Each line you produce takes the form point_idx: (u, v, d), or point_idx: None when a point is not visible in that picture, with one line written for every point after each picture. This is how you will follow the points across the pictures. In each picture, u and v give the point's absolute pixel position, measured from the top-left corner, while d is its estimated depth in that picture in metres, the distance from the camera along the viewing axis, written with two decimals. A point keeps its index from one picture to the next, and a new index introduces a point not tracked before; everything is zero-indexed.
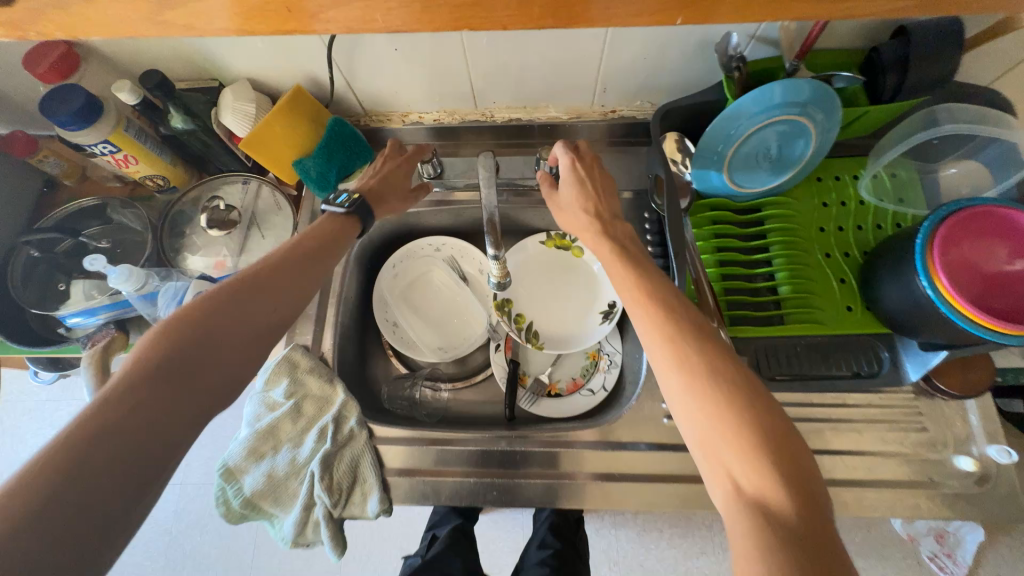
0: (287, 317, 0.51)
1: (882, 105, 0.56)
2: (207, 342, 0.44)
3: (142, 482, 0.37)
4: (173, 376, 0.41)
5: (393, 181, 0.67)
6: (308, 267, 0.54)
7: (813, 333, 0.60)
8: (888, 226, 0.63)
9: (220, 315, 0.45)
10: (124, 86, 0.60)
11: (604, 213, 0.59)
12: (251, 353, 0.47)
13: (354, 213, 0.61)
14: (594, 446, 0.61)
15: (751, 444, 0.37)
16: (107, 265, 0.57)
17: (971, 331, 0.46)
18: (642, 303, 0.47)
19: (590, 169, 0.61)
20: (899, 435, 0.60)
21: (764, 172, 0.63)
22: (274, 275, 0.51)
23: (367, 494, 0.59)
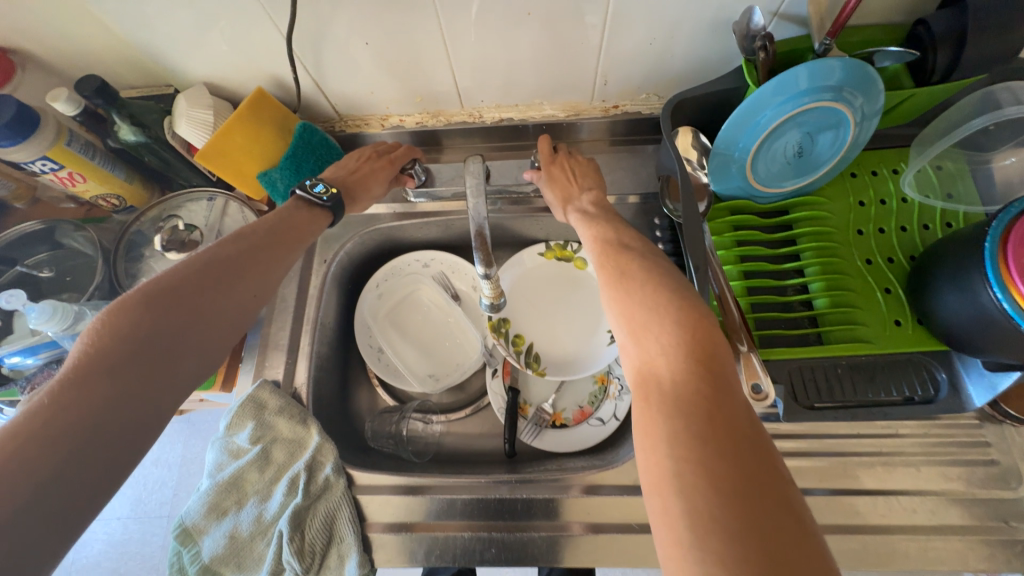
0: (264, 297, 0.48)
1: (928, 88, 0.49)
2: (172, 331, 0.40)
3: (99, 473, 0.34)
4: (132, 364, 0.37)
5: (374, 178, 0.61)
6: (282, 241, 0.50)
7: (859, 353, 0.50)
8: (937, 226, 0.54)
9: (187, 303, 0.42)
10: (60, 95, 0.53)
11: (575, 194, 0.58)
12: (221, 342, 0.44)
13: (328, 208, 0.55)
14: (608, 491, 0.53)
15: (679, 370, 0.34)
16: (27, 303, 0.50)
17: None
18: (611, 257, 0.46)
19: (567, 161, 0.61)
20: (962, 470, 0.51)
21: (793, 171, 0.55)
22: (248, 259, 0.47)
23: (345, 557, 0.51)
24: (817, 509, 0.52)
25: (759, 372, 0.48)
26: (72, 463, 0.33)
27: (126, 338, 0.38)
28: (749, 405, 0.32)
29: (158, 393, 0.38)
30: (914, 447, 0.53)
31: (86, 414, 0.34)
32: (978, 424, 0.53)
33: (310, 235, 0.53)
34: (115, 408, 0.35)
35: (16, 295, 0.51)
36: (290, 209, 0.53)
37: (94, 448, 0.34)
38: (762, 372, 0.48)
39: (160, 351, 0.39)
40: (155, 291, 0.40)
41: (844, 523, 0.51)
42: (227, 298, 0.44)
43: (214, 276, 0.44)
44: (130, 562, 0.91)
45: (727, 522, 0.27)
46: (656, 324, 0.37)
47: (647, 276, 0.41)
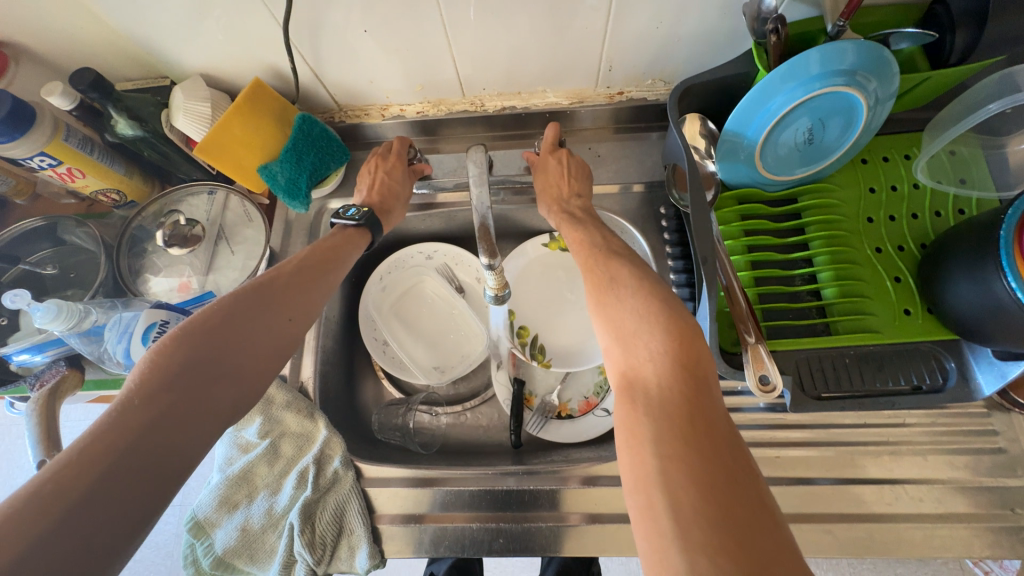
0: (304, 325, 0.47)
1: (944, 70, 0.48)
2: (210, 358, 0.39)
3: (135, 504, 0.32)
4: (171, 394, 0.36)
5: (394, 184, 0.61)
6: (324, 271, 0.50)
7: (867, 343, 0.50)
8: (949, 214, 0.53)
9: (227, 329, 0.41)
10: (55, 89, 0.52)
11: (565, 194, 0.58)
12: (261, 371, 0.42)
13: (364, 226, 0.56)
14: (613, 482, 0.53)
15: (660, 373, 0.34)
16: (32, 302, 0.48)
17: None
18: (593, 262, 0.47)
19: (560, 159, 0.59)
20: (969, 459, 0.51)
21: (802, 160, 0.54)
22: (287, 286, 0.46)
23: (355, 548, 0.51)
24: (823, 497, 0.52)
25: (766, 362, 0.47)
26: (103, 489, 0.31)
27: (169, 368, 0.37)
28: (724, 407, 0.32)
29: (196, 421, 0.37)
30: (921, 435, 0.53)
31: (120, 441, 0.33)
32: (987, 412, 0.53)
33: (347, 258, 0.53)
34: (151, 436, 0.34)
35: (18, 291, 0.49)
36: (333, 235, 0.54)
37: (128, 477, 0.32)
38: (771, 364, 0.47)
39: (196, 377, 0.38)
40: (205, 321, 0.40)
41: (849, 511, 0.51)
42: (264, 327, 0.43)
43: (253, 303, 0.43)
44: (144, 549, 0.94)
45: (709, 518, 0.27)
46: (644, 330, 0.37)
47: (636, 283, 0.41)
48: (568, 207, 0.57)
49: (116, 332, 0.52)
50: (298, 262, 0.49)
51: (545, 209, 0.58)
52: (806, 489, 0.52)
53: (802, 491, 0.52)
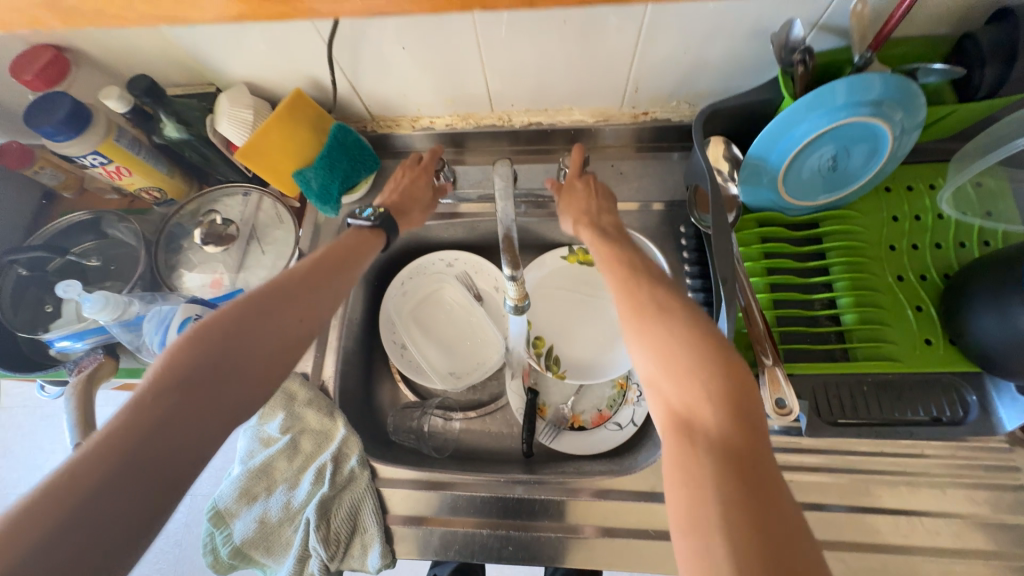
0: (316, 326, 0.47)
1: (970, 104, 0.48)
2: (226, 358, 0.40)
3: (153, 500, 0.34)
4: (188, 394, 0.38)
5: (414, 188, 0.63)
6: (337, 273, 0.51)
7: (886, 371, 0.50)
8: (973, 244, 0.53)
9: (242, 330, 0.42)
10: (112, 93, 0.55)
11: (595, 211, 0.59)
12: (274, 370, 0.43)
13: (378, 227, 0.57)
14: (623, 496, 0.54)
15: (711, 415, 0.35)
16: (82, 292, 0.51)
17: None
18: (621, 286, 0.47)
19: (587, 182, 0.61)
20: (989, 494, 0.51)
21: (826, 185, 0.54)
22: (299, 288, 0.47)
23: (368, 546, 0.53)
24: (835, 525, 0.51)
25: (782, 385, 0.48)
26: (120, 482, 0.33)
27: (189, 368, 0.39)
28: (774, 456, 0.33)
29: (209, 420, 0.38)
30: (939, 467, 0.52)
31: (141, 438, 0.35)
32: (1008, 448, 0.52)
33: (360, 259, 0.54)
34: (168, 433, 0.36)
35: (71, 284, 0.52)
36: (351, 235, 0.56)
37: (148, 474, 0.34)
38: (786, 386, 0.48)
39: (210, 376, 0.39)
40: (224, 323, 0.41)
41: (863, 541, 0.50)
42: (277, 328, 0.44)
43: (266, 302, 0.44)
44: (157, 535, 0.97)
45: (757, 569, 0.27)
46: (695, 367, 0.37)
47: (684, 315, 0.41)
48: (597, 225, 0.57)
49: (154, 326, 0.54)
50: (313, 263, 0.50)
51: (571, 223, 0.59)
52: (820, 516, 0.52)
53: (814, 517, 0.52)
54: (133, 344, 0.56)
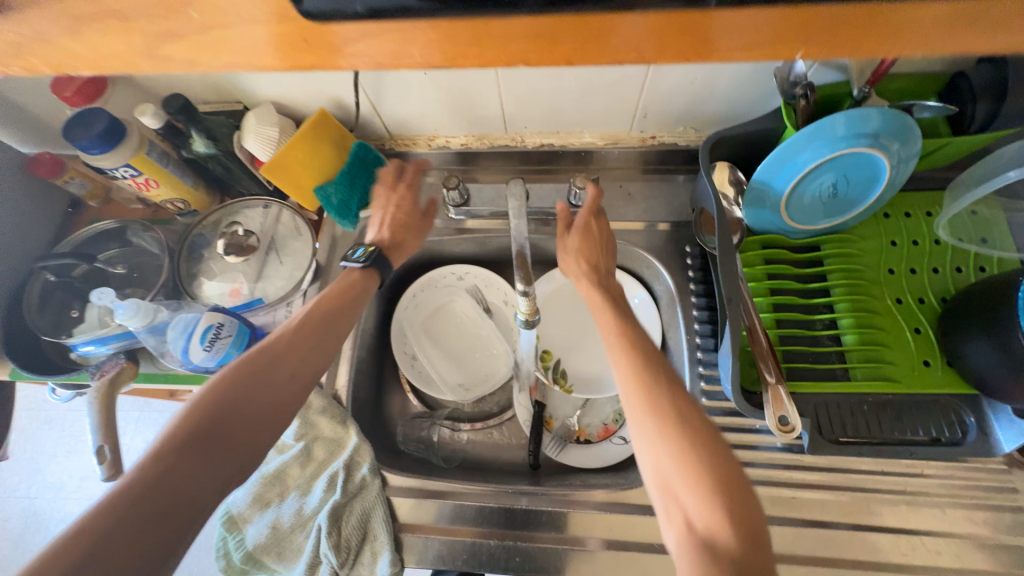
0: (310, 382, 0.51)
1: (968, 136, 0.51)
2: (227, 419, 0.44)
3: (154, 558, 0.37)
4: (190, 455, 0.41)
5: (405, 221, 0.65)
6: (331, 328, 0.55)
7: (884, 391, 0.52)
8: (969, 270, 0.55)
9: (242, 391, 0.46)
10: (148, 110, 0.59)
11: (597, 267, 0.59)
12: (271, 428, 0.47)
13: (369, 267, 0.60)
14: (629, 509, 0.55)
15: (723, 522, 0.36)
16: (115, 299, 0.53)
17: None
18: (621, 355, 0.48)
19: (588, 223, 0.61)
20: (988, 514, 0.52)
21: (827, 210, 0.56)
22: (295, 347, 0.51)
23: (378, 554, 0.53)
24: (838, 542, 0.52)
25: (785, 402, 0.49)
26: (124, 539, 0.36)
27: (193, 431, 0.42)
28: (776, 561, 0.35)
29: (213, 476, 0.42)
30: (938, 487, 0.53)
31: (146, 498, 0.38)
32: (1006, 469, 0.53)
33: (353, 308, 0.57)
34: (172, 493, 0.39)
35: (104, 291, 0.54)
36: (345, 277, 0.59)
37: (150, 532, 0.37)
38: (790, 407, 0.49)
39: (212, 437, 0.43)
40: (227, 388, 0.45)
41: (865, 559, 0.51)
42: (273, 387, 0.48)
43: (264, 364, 0.48)
44: None
45: None
46: (700, 466, 0.39)
47: (682, 405, 0.43)
48: (597, 281, 0.58)
49: (178, 332, 0.55)
50: (314, 318, 0.54)
51: (573, 269, 0.59)
52: (822, 533, 0.53)
53: (816, 534, 0.53)
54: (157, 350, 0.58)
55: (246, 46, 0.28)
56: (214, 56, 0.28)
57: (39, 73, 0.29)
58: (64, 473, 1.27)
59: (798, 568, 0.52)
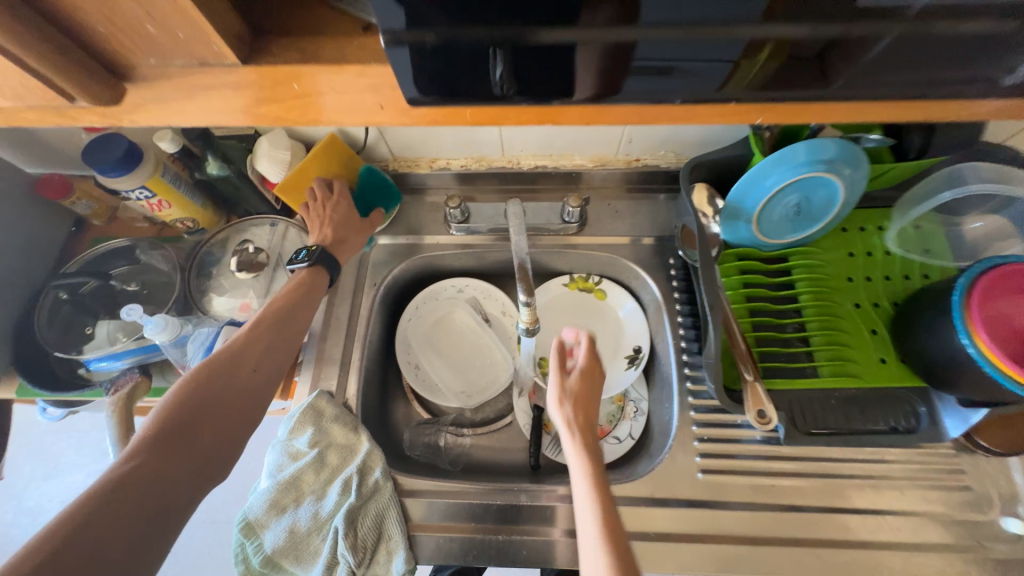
0: (271, 376, 0.57)
1: (905, 163, 0.59)
2: (194, 415, 0.49)
3: (138, 537, 0.42)
4: (164, 448, 0.46)
5: (348, 216, 0.66)
6: (288, 326, 0.59)
7: (848, 386, 0.58)
8: (916, 277, 0.63)
9: (207, 390, 0.51)
10: (166, 136, 0.62)
11: (588, 417, 0.56)
12: (235, 420, 0.52)
13: (314, 262, 0.62)
14: (624, 501, 0.60)
15: None
16: (143, 315, 0.56)
17: (999, 381, 0.47)
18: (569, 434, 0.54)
19: (584, 370, 0.59)
20: (941, 494, 0.58)
21: (792, 225, 0.63)
22: (252, 345, 0.56)
23: (392, 553, 0.57)
24: (814, 525, 0.58)
25: (764, 400, 0.56)
26: (106, 521, 0.40)
27: (165, 427, 0.47)
28: None
29: (183, 470, 0.47)
30: (900, 472, 0.59)
31: (125, 487, 0.43)
32: (954, 453, 0.60)
33: (311, 302, 0.62)
34: (147, 483, 0.44)
35: (132, 308, 0.58)
36: (306, 274, 0.63)
37: (131, 516, 0.42)
38: (766, 399, 0.56)
39: (181, 431, 0.48)
40: (192, 388, 0.50)
41: (838, 538, 0.57)
42: (235, 385, 0.53)
43: (224, 364, 0.53)
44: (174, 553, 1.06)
45: None
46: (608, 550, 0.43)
47: (602, 489, 0.48)
48: (572, 400, 0.57)
49: (198, 346, 0.59)
50: (271, 318, 0.59)
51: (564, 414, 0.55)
52: (800, 516, 0.58)
53: (794, 517, 0.58)
54: (178, 362, 0.61)
55: (304, 98, 0.32)
56: (288, 112, 0.32)
57: (136, 123, 0.33)
58: (42, 497, 1.25)
59: (779, 549, 0.57)
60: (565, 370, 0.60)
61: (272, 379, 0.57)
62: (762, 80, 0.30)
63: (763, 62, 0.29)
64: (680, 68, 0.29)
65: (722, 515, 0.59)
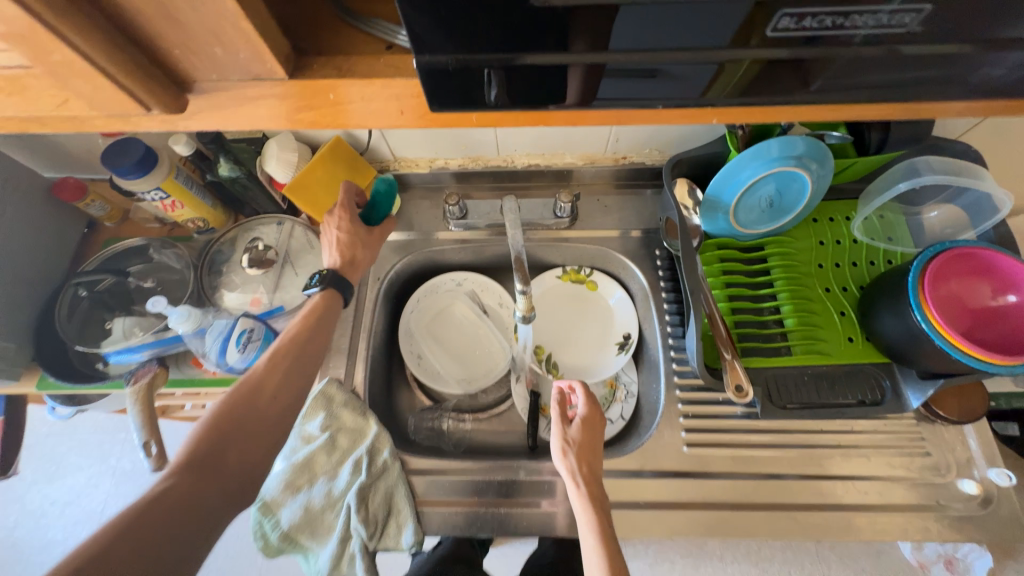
0: (291, 403, 0.59)
1: (867, 158, 0.64)
2: (222, 441, 0.53)
3: (169, 558, 0.45)
4: (194, 472, 0.50)
5: (357, 232, 0.67)
6: (305, 355, 0.62)
7: (819, 363, 0.64)
8: (881, 262, 0.68)
9: (232, 417, 0.55)
10: (181, 139, 0.66)
11: (591, 466, 0.59)
12: (259, 445, 0.55)
13: (326, 286, 0.64)
14: (616, 473, 0.65)
15: None
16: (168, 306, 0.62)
17: (942, 346, 0.53)
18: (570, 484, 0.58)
19: (585, 420, 0.62)
20: (905, 460, 0.64)
21: (766, 216, 0.69)
22: (272, 373, 0.59)
23: (401, 526, 0.61)
24: (791, 490, 0.63)
25: (740, 374, 0.60)
26: (141, 539, 0.44)
27: (196, 453, 0.51)
28: None
29: (210, 495, 0.50)
30: (868, 440, 0.65)
31: (159, 509, 0.46)
32: (916, 422, 0.65)
33: (326, 328, 0.64)
34: (178, 505, 0.48)
35: (157, 299, 0.63)
36: (321, 302, 0.65)
37: (163, 536, 0.45)
38: (744, 377, 0.60)
39: (210, 457, 0.52)
40: (220, 416, 0.54)
41: (811, 501, 0.62)
42: (257, 412, 0.56)
43: (247, 392, 0.57)
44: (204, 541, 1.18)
45: None
46: None
47: (608, 539, 0.51)
48: (576, 447, 0.60)
49: (216, 337, 0.63)
50: (289, 347, 0.62)
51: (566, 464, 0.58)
52: (778, 483, 0.63)
53: (773, 484, 0.63)
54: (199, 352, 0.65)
55: (325, 104, 0.36)
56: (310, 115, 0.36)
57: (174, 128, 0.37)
58: (46, 499, 1.26)
59: (758, 513, 0.62)
60: (568, 420, 0.63)
61: (292, 407, 0.59)
62: (742, 86, 0.32)
63: (746, 67, 0.31)
64: (665, 71, 0.31)
65: (706, 484, 0.64)
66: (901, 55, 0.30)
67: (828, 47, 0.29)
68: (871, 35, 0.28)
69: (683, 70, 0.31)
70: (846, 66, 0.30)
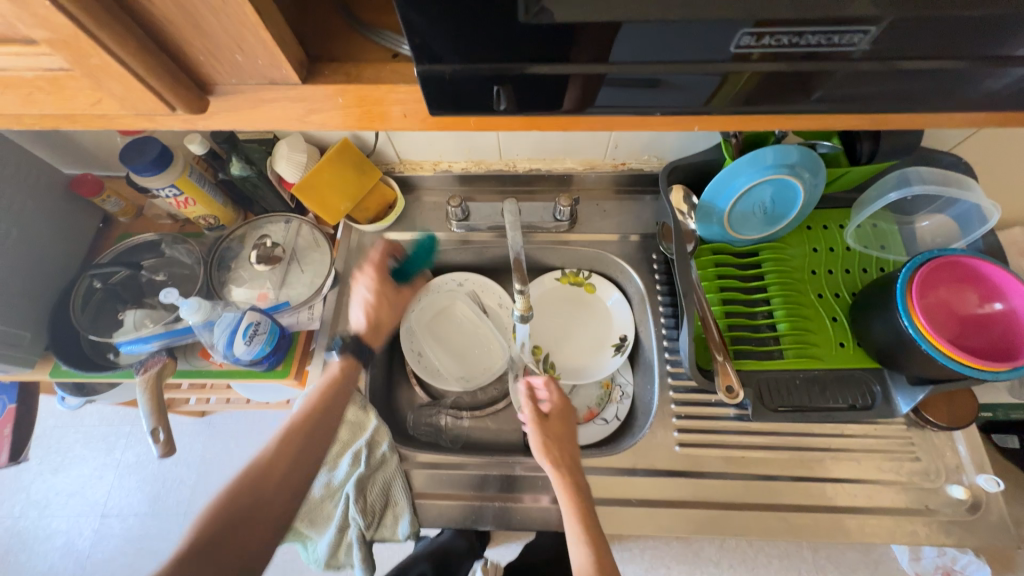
0: (300, 490, 0.57)
1: (860, 166, 0.66)
2: (229, 523, 0.52)
3: None
4: (196, 555, 0.49)
5: (386, 296, 0.71)
6: (316, 437, 0.60)
7: (811, 367, 0.65)
8: (873, 270, 0.70)
9: (241, 499, 0.53)
10: (196, 139, 0.69)
11: (568, 455, 0.61)
12: (265, 527, 0.53)
13: (351, 350, 0.67)
14: (609, 471, 0.67)
15: None
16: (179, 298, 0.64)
17: (931, 353, 0.53)
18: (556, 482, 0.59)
19: (559, 410, 0.65)
20: (895, 464, 0.64)
21: (761, 223, 0.70)
22: (284, 456, 0.57)
23: (398, 516, 0.63)
24: (781, 492, 0.64)
25: (731, 375, 0.62)
26: None
27: (203, 536, 0.50)
28: None
29: None
30: (858, 444, 0.66)
31: None
32: (907, 428, 0.66)
33: (339, 407, 0.63)
34: None
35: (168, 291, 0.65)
36: (340, 374, 0.65)
37: None
38: (734, 377, 0.62)
39: (214, 541, 0.50)
40: (229, 497, 0.53)
41: (802, 503, 0.63)
42: (267, 497, 0.54)
43: (257, 475, 0.55)
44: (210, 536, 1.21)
45: None
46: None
47: (592, 524, 0.54)
48: (551, 439, 0.62)
49: (224, 329, 0.65)
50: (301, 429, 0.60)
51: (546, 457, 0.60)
52: (769, 484, 0.64)
53: (764, 485, 0.64)
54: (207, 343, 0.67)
55: (336, 105, 0.38)
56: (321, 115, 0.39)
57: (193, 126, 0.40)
58: (51, 490, 1.28)
59: (748, 513, 0.63)
60: (543, 414, 0.65)
61: (301, 492, 0.56)
62: (746, 92, 0.34)
63: (747, 76, 0.32)
64: (667, 82, 0.33)
65: (698, 484, 0.65)
66: (878, 69, 0.31)
67: (822, 61, 0.31)
68: (869, 50, 0.30)
69: (685, 80, 0.33)
70: (828, 78, 0.32)
